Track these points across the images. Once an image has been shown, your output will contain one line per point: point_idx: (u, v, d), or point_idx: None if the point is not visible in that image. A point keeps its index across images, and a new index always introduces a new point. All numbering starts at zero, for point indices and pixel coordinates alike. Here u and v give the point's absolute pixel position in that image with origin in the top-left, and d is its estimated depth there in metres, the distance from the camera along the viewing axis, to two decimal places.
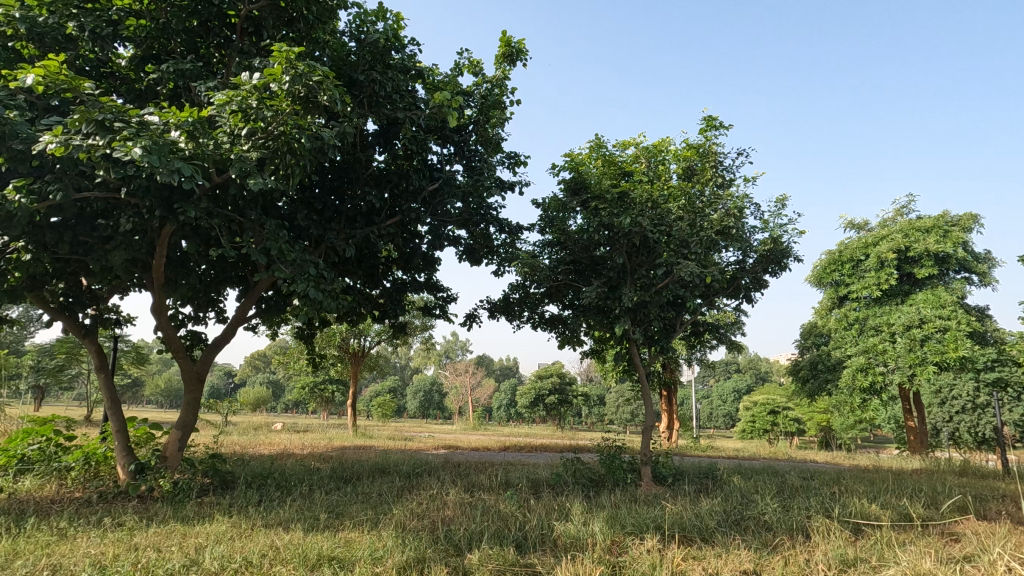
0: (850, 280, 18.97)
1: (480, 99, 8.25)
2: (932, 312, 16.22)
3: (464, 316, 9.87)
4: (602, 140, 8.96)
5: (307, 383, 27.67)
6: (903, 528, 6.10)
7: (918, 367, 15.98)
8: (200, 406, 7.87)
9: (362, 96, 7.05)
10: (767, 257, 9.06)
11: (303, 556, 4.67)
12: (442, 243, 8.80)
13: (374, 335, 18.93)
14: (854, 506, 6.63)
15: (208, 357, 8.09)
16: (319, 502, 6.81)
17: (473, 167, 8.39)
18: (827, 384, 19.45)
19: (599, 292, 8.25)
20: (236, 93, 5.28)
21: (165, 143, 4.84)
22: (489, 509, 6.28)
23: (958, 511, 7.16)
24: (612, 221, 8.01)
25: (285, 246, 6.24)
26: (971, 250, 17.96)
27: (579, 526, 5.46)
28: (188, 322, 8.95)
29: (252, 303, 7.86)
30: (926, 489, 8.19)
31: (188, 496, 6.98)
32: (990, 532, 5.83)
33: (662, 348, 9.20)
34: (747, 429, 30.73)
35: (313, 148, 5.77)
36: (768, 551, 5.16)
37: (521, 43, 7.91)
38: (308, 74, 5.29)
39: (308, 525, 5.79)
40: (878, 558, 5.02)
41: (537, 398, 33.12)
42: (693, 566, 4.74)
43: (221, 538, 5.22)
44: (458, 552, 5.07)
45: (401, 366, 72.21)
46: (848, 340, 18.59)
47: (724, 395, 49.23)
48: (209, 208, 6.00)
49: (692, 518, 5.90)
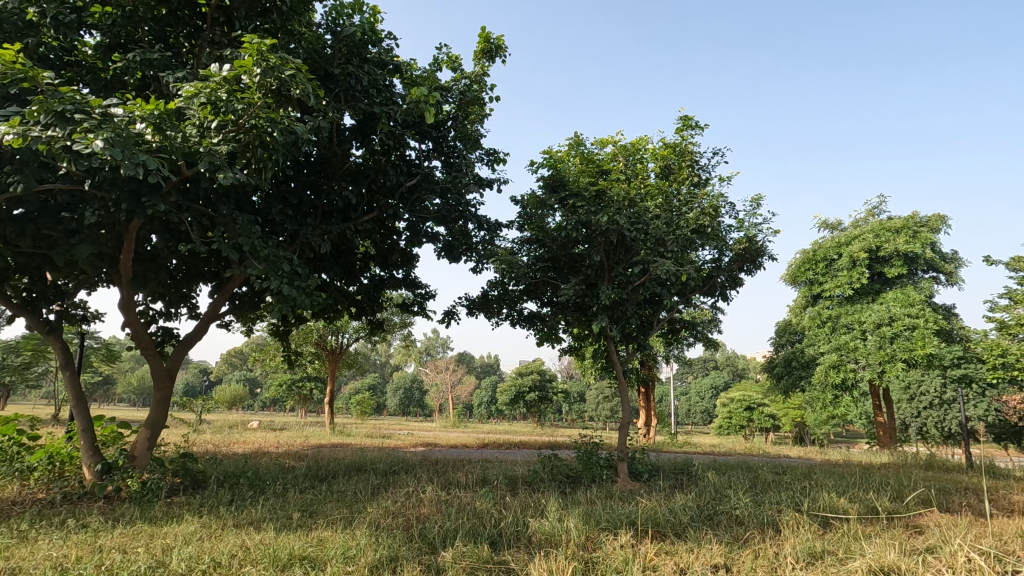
0: (824, 279, 19.38)
1: (458, 95, 8.20)
2: (901, 310, 16.74)
3: (442, 312, 9.84)
4: (580, 139, 8.98)
5: (285, 380, 27.38)
6: (869, 521, 6.27)
7: (888, 363, 16.49)
8: (171, 404, 7.71)
9: (337, 90, 6.96)
10: (742, 256, 9.20)
11: (273, 556, 4.61)
12: (421, 239, 8.77)
13: (352, 331, 18.79)
14: (823, 500, 6.78)
15: (179, 354, 7.92)
16: (292, 501, 6.74)
17: (452, 163, 8.33)
18: (801, 381, 19.90)
19: (576, 290, 8.27)
20: (204, 85, 5.12)
21: (130, 135, 4.73)
22: (465, 507, 6.27)
23: (922, 503, 7.38)
24: (590, 219, 8.02)
25: (257, 242, 6.12)
26: (939, 250, 18.46)
27: (554, 522, 5.49)
28: (159, 318, 8.74)
29: (225, 300, 7.70)
30: (893, 483, 8.42)
31: (157, 497, 6.83)
32: (952, 524, 6.01)
33: (639, 345, 9.29)
34: (724, 425, 31.31)
35: (285, 142, 5.68)
36: (739, 545, 5.25)
37: (500, 39, 7.88)
38: (280, 67, 5.18)
39: (280, 524, 5.72)
40: (844, 550, 5.14)
41: (518, 395, 33.13)
42: (665, 561, 4.80)
43: (190, 538, 5.14)
44: (432, 550, 5.05)
45: (381, 363, 71.78)
46: (821, 338, 19.01)
47: (702, 391, 50.02)
48: (179, 202, 5.87)
49: (666, 513, 5.98)
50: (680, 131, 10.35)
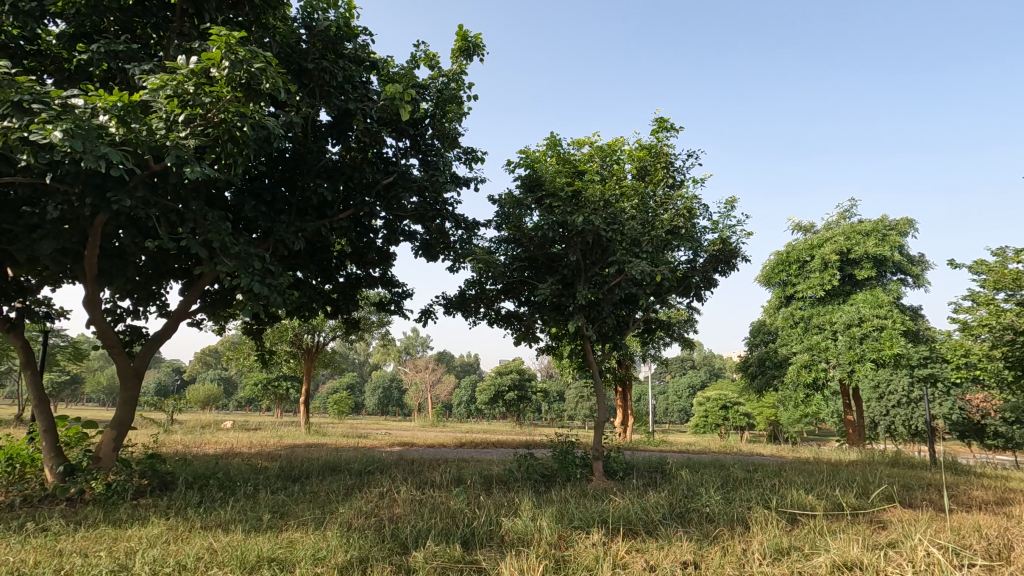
0: (797, 281, 19.76)
1: (435, 93, 8.16)
2: (870, 311, 17.31)
3: (419, 311, 9.78)
4: (558, 138, 8.98)
5: (260, 379, 26.99)
6: (835, 517, 6.42)
7: (857, 363, 17.17)
8: (138, 404, 7.53)
9: (311, 86, 6.86)
10: (716, 257, 9.33)
11: (241, 558, 4.53)
12: (398, 238, 8.73)
13: (329, 330, 18.59)
14: (791, 496, 6.92)
15: (147, 353, 7.73)
16: (263, 502, 6.66)
17: (429, 161, 8.30)
18: (774, 380, 20.28)
19: (553, 290, 8.31)
20: (170, 77, 5.01)
21: (90, 127, 4.64)
22: (439, 507, 6.23)
23: (886, 499, 7.61)
24: (566, 220, 8.06)
25: (228, 238, 6.00)
26: (906, 253, 18.95)
27: (526, 522, 5.50)
28: (127, 317, 8.53)
29: (195, 298, 7.54)
30: (859, 480, 8.64)
31: (123, 498, 6.65)
32: (914, 520, 6.18)
33: (615, 345, 9.36)
34: (700, 424, 31.77)
35: (256, 137, 5.58)
36: (708, 542, 5.32)
37: (478, 38, 7.87)
38: (250, 61, 5.10)
39: (250, 526, 5.62)
40: (810, 546, 5.26)
41: (496, 395, 33.11)
42: (636, 558, 4.86)
43: (155, 541, 5.01)
44: (404, 551, 5.02)
45: (360, 363, 71.15)
46: (794, 338, 19.41)
47: (680, 391, 50.67)
48: (146, 197, 5.72)
49: (638, 511, 6.04)
50: (656, 133, 10.41)
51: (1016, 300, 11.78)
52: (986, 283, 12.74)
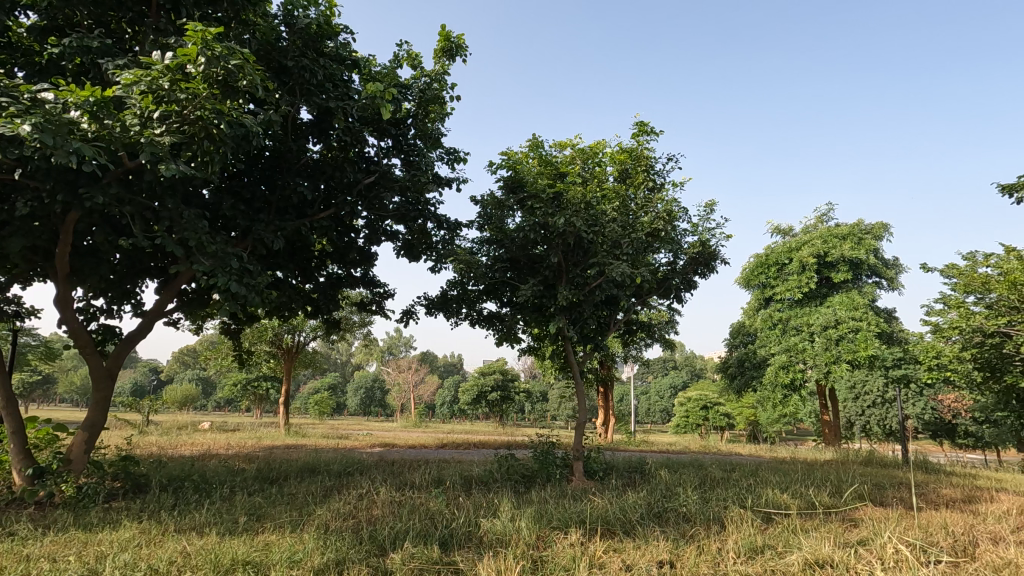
0: (775, 283, 20.08)
1: (418, 93, 8.12)
2: (846, 313, 17.69)
3: (401, 312, 9.74)
4: (540, 140, 8.99)
5: (238, 379, 26.60)
6: (808, 515, 6.56)
7: (833, 364, 17.52)
8: (111, 405, 7.38)
9: (291, 83, 6.77)
10: (696, 259, 9.45)
11: (215, 561, 4.48)
12: (379, 238, 8.68)
13: (309, 330, 18.39)
14: (766, 496, 7.03)
15: (121, 353, 7.58)
16: (238, 504, 6.57)
17: (412, 161, 8.26)
18: (753, 381, 20.56)
19: (535, 290, 8.35)
20: (145, 73, 4.93)
21: (61, 122, 4.56)
22: (418, 508, 6.21)
23: (857, 498, 7.78)
24: (547, 221, 8.09)
25: (204, 237, 5.89)
26: (881, 257, 19.34)
27: (505, 522, 5.52)
28: (100, 316, 8.34)
29: (171, 297, 7.40)
30: (832, 479, 8.82)
31: (95, 501, 6.51)
32: (885, 518, 6.35)
33: (596, 346, 9.41)
34: (680, 424, 32.09)
35: (235, 135, 5.50)
36: (684, 542, 5.39)
37: (461, 38, 7.86)
38: (226, 57, 5.05)
39: (225, 528, 5.55)
40: (784, 544, 5.35)
41: (479, 395, 33.06)
42: (613, 558, 4.90)
43: (126, 545, 4.92)
44: (381, 552, 5.01)
45: (341, 363, 70.50)
46: (772, 339, 19.70)
47: (662, 391, 51.16)
48: (120, 194, 5.62)
49: (616, 512, 6.08)
50: (637, 136, 10.48)
51: (985, 303, 12.13)
52: (957, 287, 13.08)
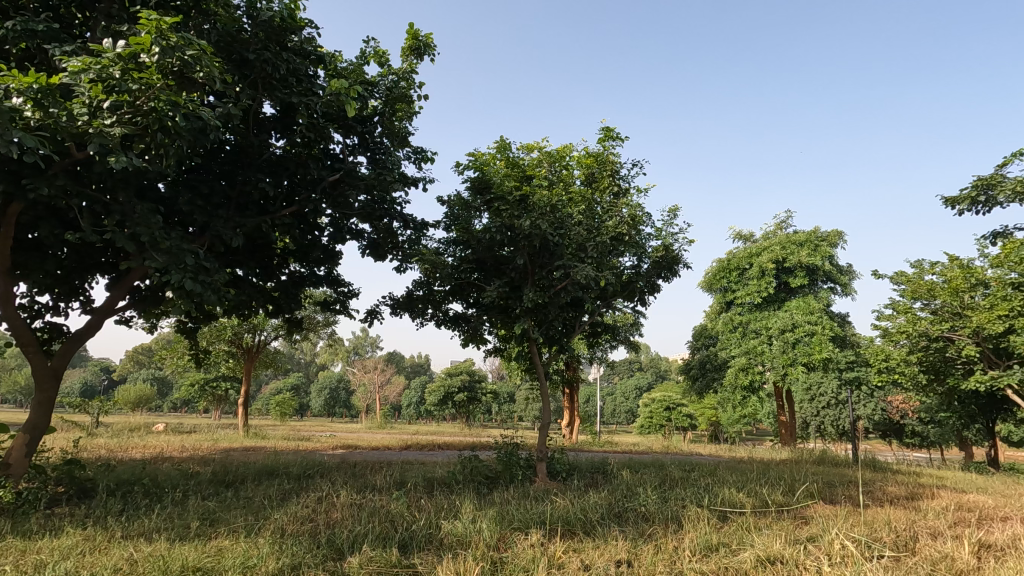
0: (736, 287, 20.63)
1: (385, 91, 8.04)
2: (802, 317, 18.45)
3: (366, 312, 9.60)
4: (508, 142, 9.01)
5: (196, 379, 25.78)
6: (762, 514, 6.76)
7: (789, 366, 18.31)
8: (55, 406, 7.08)
9: (253, 77, 6.61)
10: (660, 263, 9.63)
11: (163, 569, 4.31)
12: (344, 236, 8.54)
13: (271, 329, 17.97)
14: (723, 495, 7.21)
15: (67, 352, 7.25)
16: (191, 509, 6.34)
17: (378, 160, 8.18)
18: (714, 383, 21.09)
19: (500, 292, 8.38)
20: (94, 61, 4.73)
21: (3, 110, 4.35)
22: (378, 510, 6.16)
23: (809, 496, 8.07)
24: (514, 223, 8.13)
25: (158, 232, 5.66)
26: (836, 263, 20.05)
27: (466, 524, 5.51)
28: (45, 313, 7.95)
29: (122, 294, 7.11)
30: (787, 477, 9.12)
31: (35, 508, 6.17)
32: (834, 515, 6.58)
33: (561, 348, 9.48)
34: (645, 424, 32.65)
35: (191, 128, 5.33)
36: (643, 541, 5.47)
37: (429, 37, 7.82)
38: (182, 48, 4.92)
39: (175, 534, 5.37)
40: (737, 542, 5.50)
41: (446, 396, 32.91)
42: (572, 558, 4.94)
43: (68, 553, 4.70)
44: (339, 556, 4.93)
45: (306, 363, 69.09)
46: (733, 342, 20.26)
47: (627, 392, 52.03)
48: (68, 186, 5.38)
49: (577, 512, 6.13)
50: (603, 141, 10.60)
51: (931, 309, 12.68)
52: (906, 293, 13.61)
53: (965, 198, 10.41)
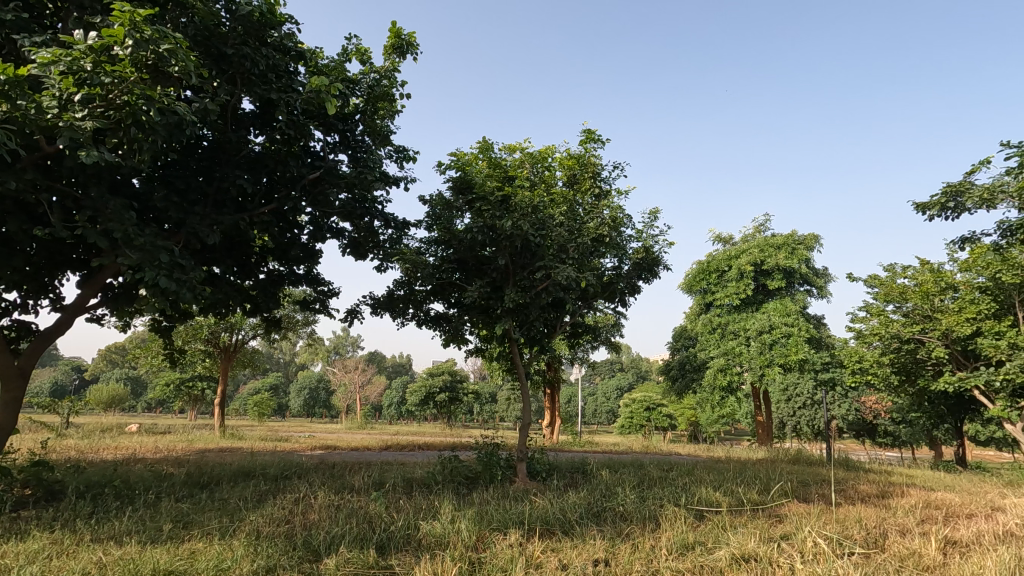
0: (716, 289, 20.89)
1: (366, 89, 7.99)
2: (779, 319, 18.66)
3: (346, 311, 9.52)
4: (490, 142, 9.00)
5: (171, 379, 25.25)
6: (738, 512, 6.86)
7: (766, 367, 18.50)
8: (22, 406, 6.86)
9: (231, 72, 6.52)
10: (640, 264, 9.72)
11: (133, 571, 4.23)
12: (324, 235, 8.45)
13: (249, 328, 17.71)
14: (700, 494, 7.30)
15: (35, 351, 7.05)
16: (164, 511, 6.23)
17: (359, 158, 8.12)
18: (693, 383, 21.36)
19: (482, 292, 8.39)
20: (65, 52, 4.61)
21: None
22: (355, 511, 6.11)
23: (783, 494, 8.21)
24: (495, 223, 8.14)
25: (132, 229, 5.54)
26: (812, 266, 20.42)
27: (444, 525, 5.49)
28: (13, 311, 7.73)
29: (94, 292, 6.94)
30: (762, 476, 9.26)
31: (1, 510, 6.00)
32: (807, 513, 6.71)
33: (542, 348, 9.51)
34: (625, 424, 32.92)
35: (167, 123, 5.24)
36: (620, 540, 5.52)
37: (411, 35, 7.78)
38: (157, 41, 4.86)
39: (147, 537, 5.26)
40: (712, 540, 5.58)
41: (427, 396, 32.76)
42: (550, 558, 4.96)
43: (35, 557, 4.58)
44: (315, 557, 4.88)
45: (285, 363, 68.19)
46: (712, 343, 20.53)
47: (608, 392, 52.39)
48: (37, 180, 5.24)
49: (556, 512, 6.15)
50: (585, 143, 10.65)
51: (902, 312, 12.95)
52: (879, 296, 13.93)
53: (936, 203, 10.69)
